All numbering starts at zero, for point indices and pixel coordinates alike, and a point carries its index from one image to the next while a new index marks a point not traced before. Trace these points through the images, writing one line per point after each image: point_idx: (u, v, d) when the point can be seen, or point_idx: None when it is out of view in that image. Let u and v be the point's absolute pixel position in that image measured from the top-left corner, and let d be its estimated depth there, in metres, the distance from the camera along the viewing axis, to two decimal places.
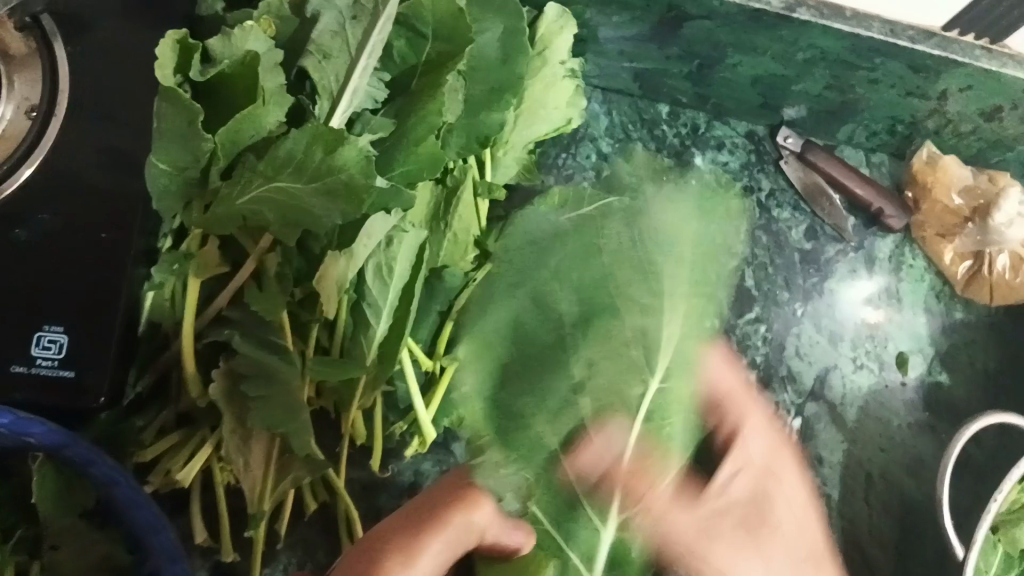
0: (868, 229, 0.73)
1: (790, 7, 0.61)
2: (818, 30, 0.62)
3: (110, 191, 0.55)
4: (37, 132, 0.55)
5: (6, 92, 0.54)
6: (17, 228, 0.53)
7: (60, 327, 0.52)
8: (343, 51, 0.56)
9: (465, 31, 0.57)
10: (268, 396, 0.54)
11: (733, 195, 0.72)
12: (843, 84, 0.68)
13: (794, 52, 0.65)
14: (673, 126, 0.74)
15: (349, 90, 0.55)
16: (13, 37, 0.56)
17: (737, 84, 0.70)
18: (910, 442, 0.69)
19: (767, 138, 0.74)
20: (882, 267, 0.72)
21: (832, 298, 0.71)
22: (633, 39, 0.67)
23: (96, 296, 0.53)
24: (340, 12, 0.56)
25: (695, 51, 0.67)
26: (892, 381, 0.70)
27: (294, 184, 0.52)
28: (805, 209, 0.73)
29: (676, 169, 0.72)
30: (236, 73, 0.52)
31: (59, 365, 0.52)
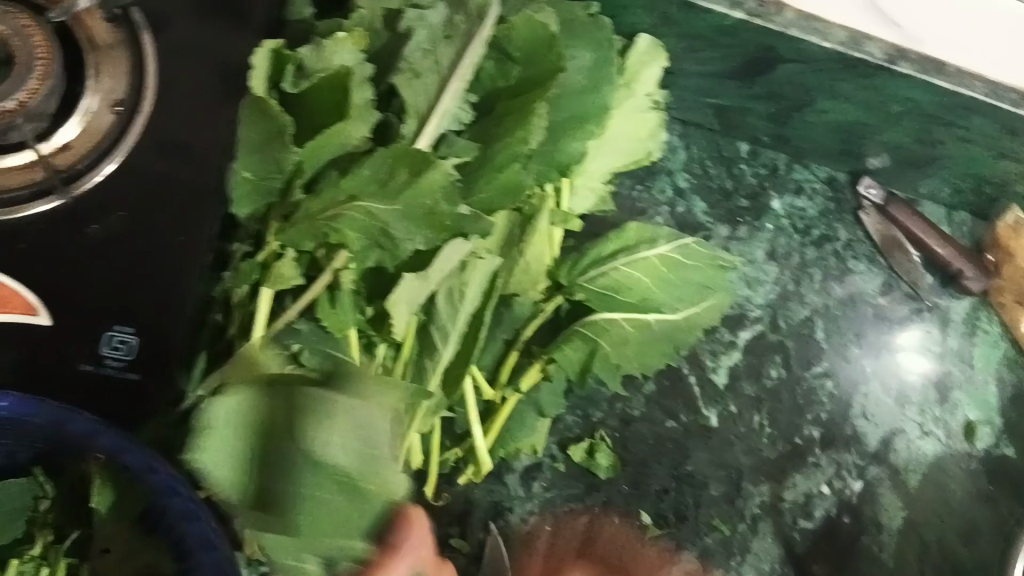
0: (944, 289, 0.71)
1: (892, 58, 0.58)
2: (917, 85, 0.59)
3: (188, 193, 0.54)
4: (120, 128, 0.54)
5: (91, 84, 0.54)
6: (92, 224, 0.52)
7: (129, 328, 0.52)
8: (433, 70, 0.55)
9: (556, 59, 0.56)
10: None
11: (808, 242, 0.70)
12: (932, 139, 0.65)
13: (888, 104, 0.62)
14: (752, 166, 0.71)
15: (439, 112, 0.55)
16: (102, 28, 0.55)
17: (822, 130, 0.68)
18: (971, 514, 0.67)
19: (848, 186, 0.72)
20: (955, 330, 0.70)
21: (901, 358, 0.69)
22: (721, 76, 0.65)
23: (165, 302, 0.52)
24: (431, 30, 0.54)
25: (784, 93, 0.65)
26: (957, 449, 0.68)
27: (377, 205, 0.51)
28: (881, 263, 0.71)
29: (751, 212, 0.70)
30: (327, 86, 0.51)
31: (126, 367, 0.51)
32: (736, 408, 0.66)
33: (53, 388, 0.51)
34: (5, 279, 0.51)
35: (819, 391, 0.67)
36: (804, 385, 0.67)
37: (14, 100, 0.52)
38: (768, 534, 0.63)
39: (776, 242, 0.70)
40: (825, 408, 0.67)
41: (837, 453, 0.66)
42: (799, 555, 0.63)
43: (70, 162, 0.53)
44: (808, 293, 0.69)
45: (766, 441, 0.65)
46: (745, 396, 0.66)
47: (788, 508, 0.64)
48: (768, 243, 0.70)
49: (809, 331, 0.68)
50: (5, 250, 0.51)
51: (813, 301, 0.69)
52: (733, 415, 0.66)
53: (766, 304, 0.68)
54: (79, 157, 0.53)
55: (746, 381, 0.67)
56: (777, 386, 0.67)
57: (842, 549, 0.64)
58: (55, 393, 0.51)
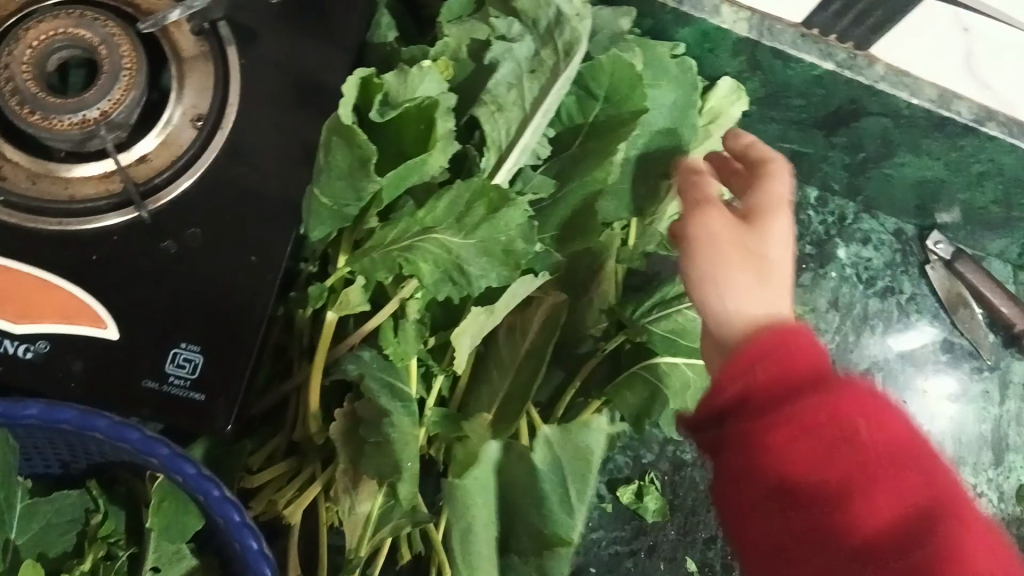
0: (1005, 349, 0.70)
1: (980, 120, 0.58)
2: (1004, 148, 0.59)
3: (262, 215, 0.53)
4: (202, 143, 0.54)
5: (175, 97, 0.54)
6: (166, 240, 0.52)
7: (196, 346, 0.51)
8: (517, 106, 0.54)
9: (641, 100, 0.55)
10: (386, 446, 0.52)
11: (872, 293, 0.69)
12: (1010, 201, 0.64)
13: (971, 163, 0.62)
14: (820, 213, 0.70)
15: (519, 149, 0.54)
16: (187, 39, 0.55)
17: (897, 183, 0.67)
18: None
19: (915, 240, 0.71)
20: (1014, 392, 0.69)
21: (959, 418, 0.68)
22: (800, 123, 0.64)
23: (236, 322, 0.52)
24: (517, 63, 0.54)
25: (863, 144, 0.64)
26: (1010, 514, 0.67)
27: (453, 239, 0.51)
28: (944, 319, 0.70)
29: (817, 258, 0.69)
30: (414, 116, 0.52)
31: (191, 386, 0.51)
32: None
33: (118, 402, 0.50)
34: (76, 291, 0.50)
35: None
36: None
37: (98, 110, 0.51)
38: None
39: (839, 292, 0.69)
40: None
41: None
42: None
43: (149, 175, 0.53)
44: (869, 346, 0.68)
45: None
46: None
47: None
48: (831, 293, 0.69)
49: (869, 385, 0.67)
50: (78, 261, 0.51)
51: (873, 353, 0.68)
52: None
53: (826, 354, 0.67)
54: (159, 171, 0.53)
55: None
56: None
57: None
58: (119, 408, 0.50)
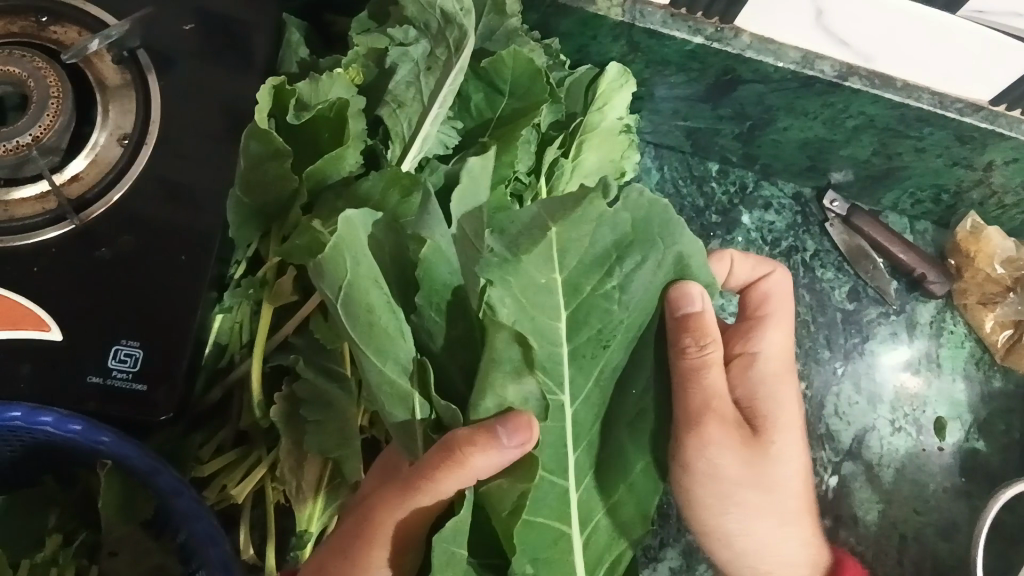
0: (909, 294, 0.74)
1: (843, 76, 0.63)
2: (869, 99, 0.64)
3: (190, 219, 0.58)
4: (128, 158, 0.58)
5: (100, 120, 0.58)
6: (101, 247, 0.56)
7: (134, 342, 0.55)
8: (416, 100, 0.60)
9: (540, 90, 0.60)
10: (327, 422, 0.55)
11: (777, 253, 0.74)
12: (890, 152, 0.70)
13: (845, 118, 0.67)
14: (722, 184, 0.76)
15: (421, 137, 0.59)
16: (110, 69, 0.60)
17: (787, 147, 0.72)
18: (946, 507, 0.69)
19: (814, 201, 0.76)
20: (922, 332, 0.74)
21: (872, 361, 0.72)
22: (688, 99, 0.70)
23: (172, 315, 0.56)
24: (415, 63, 0.60)
25: (747, 113, 0.69)
26: (929, 445, 0.71)
27: None
28: (848, 270, 0.74)
29: (723, 226, 0.74)
30: (327, 117, 0.56)
31: (132, 378, 0.55)
32: None
33: (66, 398, 0.54)
34: (18, 297, 0.55)
35: None
36: None
37: (29, 136, 0.56)
38: None
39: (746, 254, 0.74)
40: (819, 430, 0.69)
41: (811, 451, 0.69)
42: None
43: (81, 191, 0.57)
44: None
45: None
46: None
47: None
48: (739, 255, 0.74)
49: None
50: (20, 273, 0.55)
51: None
52: None
53: None
54: (90, 187, 0.57)
55: None
56: None
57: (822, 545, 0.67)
58: (67, 404, 0.54)
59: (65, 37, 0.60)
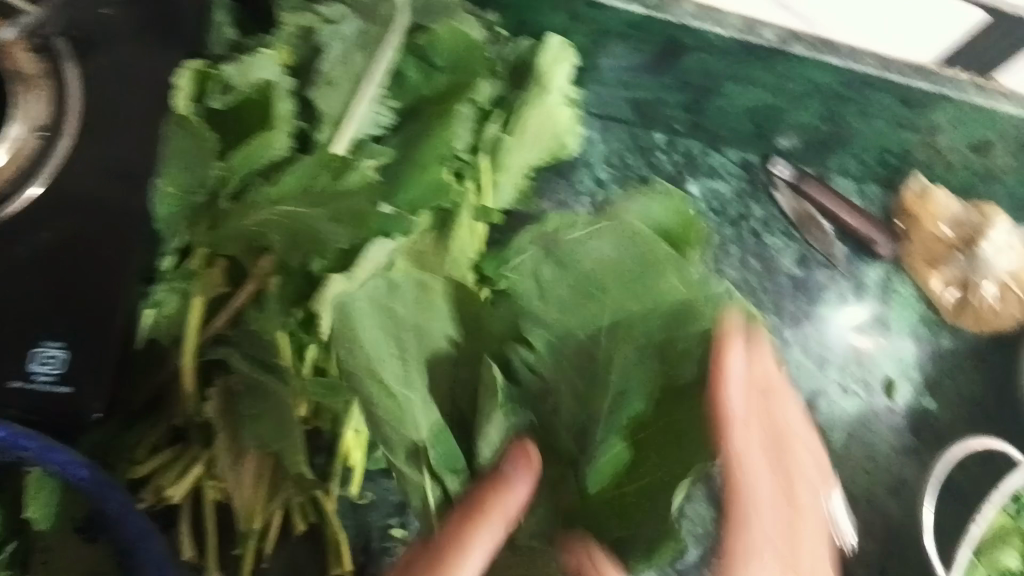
0: (857, 257, 0.74)
1: (784, 40, 0.63)
2: (813, 64, 0.64)
3: (115, 212, 0.56)
4: (46, 152, 0.55)
5: (14, 111, 0.55)
6: (20, 245, 0.54)
7: (58, 343, 0.53)
8: (348, 79, 0.58)
9: (477, 61, 0.59)
10: (263, 415, 0.53)
11: (726, 220, 0.73)
12: (839, 117, 0.69)
13: (788, 83, 0.66)
14: (669, 153, 0.74)
15: (354, 119, 0.57)
16: (24, 57, 0.56)
17: (733, 114, 0.71)
18: (895, 465, 0.70)
19: (760, 166, 0.74)
20: (870, 293, 0.74)
21: (821, 323, 0.73)
22: (634, 69, 0.68)
23: (99, 313, 0.54)
24: (345, 41, 0.58)
25: (692, 81, 0.68)
26: (879, 405, 0.72)
27: (298, 208, 0.52)
28: (795, 235, 0.74)
29: (669, 194, 0.73)
30: (251, 100, 0.55)
31: (57, 380, 0.53)
32: None
33: None
34: None
35: None
36: None
37: None
38: (699, 499, 0.67)
39: (694, 222, 0.73)
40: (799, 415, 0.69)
41: None
42: None
43: None
44: (727, 268, 0.72)
45: None
46: None
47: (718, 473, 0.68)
48: (687, 224, 0.73)
49: None
50: None
51: (732, 275, 0.72)
52: None
53: None
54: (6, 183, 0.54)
55: None
56: None
57: None
58: None
59: None
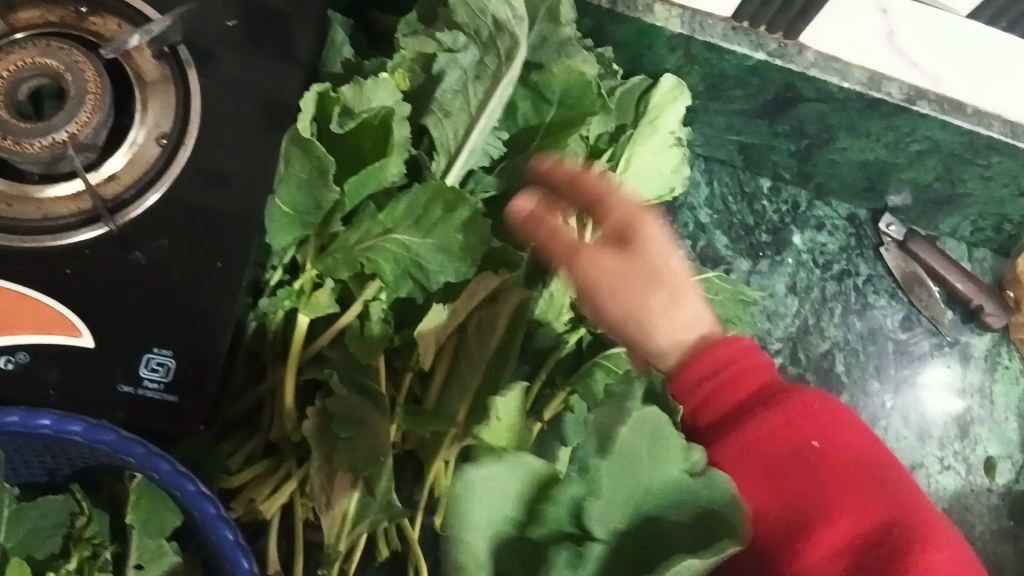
0: (965, 326, 0.71)
1: (911, 98, 0.60)
2: (938, 125, 0.61)
3: (226, 226, 0.56)
4: (165, 158, 0.57)
5: (139, 117, 0.57)
6: (135, 251, 0.55)
7: (167, 351, 0.54)
8: (462, 110, 0.57)
9: (591, 102, 0.58)
10: (358, 440, 0.53)
11: (829, 277, 0.71)
12: (954, 177, 0.67)
13: (909, 142, 0.64)
14: (774, 202, 0.73)
15: (466, 151, 0.57)
16: (150, 63, 0.58)
17: (844, 167, 0.69)
18: (992, 550, 0.67)
19: (869, 223, 0.73)
20: (976, 365, 0.71)
21: (921, 391, 0.70)
22: (743, 114, 0.67)
23: (208, 322, 0.55)
24: (463, 71, 0.57)
25: (805, 131, 0.66)
26: (978, 485, 0.68)
27: (412, 237, 0.54)
28: (901, 297, 0.72)
29: (773, 246, 0.72)
30: (371, 126, 0.54)
31: (163, 389, 0.53)
32: None
33: (95, 406, 0.53)
34: (46, 300, 0.53)
35: None
36: None
37: (65, 132, 0.54)
38: None
39: (796, 276, 0.71)
40: None
41: None
42: None
43: (117, 191, 0.56)
44: (828, 327, 0.70)
45: None
46: None
47: None
48: (789, 277, 0.71)
49: (830, 364, 0.70)
50: (52, 274, 0.54)
51: (833, 334, 0.70)
52: None
53: (787, 336, 0.70)
54: (126, 187, 0.56)
55: None
56: None
57: None
58: (96, 412, 0.53)
59: (106, 29, 0.58)
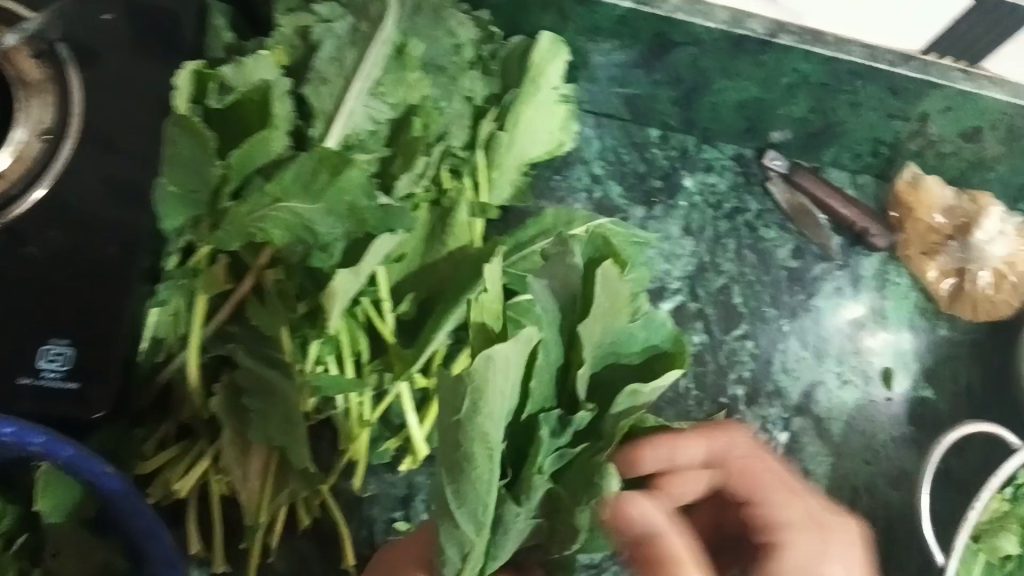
0: (853, 249, 0.75)
1: (772, 33, 0.63)
2: (800, 55, 0.64)
3: (117, 211, 0.57)
4: (50, 153, 0.57)
5: (20, 115, 0.56)
6: (29, 245, 0.55)
7: (65, 340, 0.54)
8: (339, 78, 0.59)
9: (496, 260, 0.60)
10: (269, 410, 0.54)
11: (721, 215, 0.75)
12: (826, 108, 0.70)
13: (778, 76, 0.67)
14: (663, 149, 0.76)
15: (343, 113, 0.59)
16: (27, 63, 0.58)
17: (724, 109, 0.72)
18: (896, 457, 0.70)
19: (755, 160, 0.76)
20: (867, 285, 0.74)
21: (817, 315, 0.73)
22: (623, 65, 0.70)
23: (105, 310, 0.55)
24: (338, 39, 0.59)
25: (682, 76, 0.69)
26: (877, 396, 0.72)
27: (303, 205, 0.55)
28: (791, 228, 0.75)
29: (664, 191, 0.75)
30: (252, 100, 0.55)
31: (65, 377, 0.54)
32: (685, 385, 0.69)
33: None
34: None
35: (741, 352, 0.71)
36: (726, 347, 0.71)
37: None
38: None
39: (690, 218, 0.74)
40: (798, 405, 0.70)
41: (762, 409, 0.70)
42: None
43: (2, 188, 0.55)
44: (724, 263, 0.73)
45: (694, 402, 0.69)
46: None
47: None
48: (682, 220, 0.74)
49: (728, 297, 0.72)
50: None
51: (729, 269, 0.73)
52: None
53: (685, 275, 0.72)
54: (12, 184, 0.55)
55: None
56: (700, 350, 0.70)
57: None
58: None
59: None
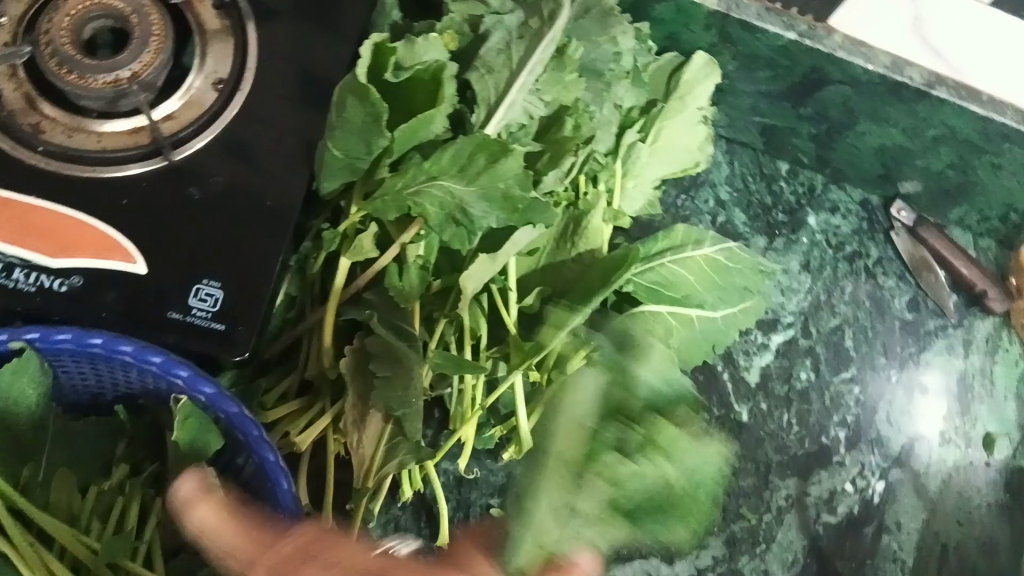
0: (968, 309, 0.74)
1: (930, 84, 0.64)
2: (955, 110, 0.64)
3: (275, 166, 0.59)
4: (222, 102, 0.59)
5: (197, 64, 0.59)
6: (193, 187, 0.57)
7: (217, 283, 0.56)
8: (505, 68, 0.60)
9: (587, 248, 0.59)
10: (393, 378, 0.55)
11: (841, 257, 0.75)
12: (966, 165, 0.70)
13: (926, 127, 0.67)
14: (791, 184, 0.76)
15: (506, 103, 0.60)
16: (210, 15, 0.61)
17: (862, 152, 0.72)
18: (987, 523, 0.70)
19: (881, 209, 0.76)
20: (977, 348, 0.74)
21: (923, 371, 0.73)
22: (770, 95, 0.70)
23: (255, 259, 0.57)
24: (507, 31, 0.60)
25: (828, 114, 0.70)
26: (976, 460, 0.71)
27: (458, 186, 0.56)
28: (909, 280, 0.75)
29: (789, 225, 0.75)
30: (423, 79, 0.57)
31: (212, 317, 0.55)
32: (787, 419, 0.70)
33: (146, 328, 0.55)
34: (107, 228, 0.55)
35: (846, 396, 0.71)
36: (831, 390, 0.71)
37: (130, 70, 0.56)
38: (792, 525, 0.67)
39: (810, 255, 0.74)
40: (896, 457, 0.70)
41: (861, 455, 0.70)
42: (822, 549, 0.67)
43: (175, 130, 0.58)
44: (838, 304, 0.73)
45: (794, 438, 0.69)
46: (777, 396, 0.70)
47: (813, 502, 0.68)
48: (803, 256, 0.74)
49: (840, 339, 0.73)
50: (110, 203, 0.56)
51: (843, 311, 0.73)
52: (764, 412, 0.70)
53: (798, 311, 0.73)
54: (184, 126, 0.58)
55: (776, 382, 0.71)
56: (806, 388, 0.71)
57: (865, 550, 0.68)
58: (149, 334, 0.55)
59: None
